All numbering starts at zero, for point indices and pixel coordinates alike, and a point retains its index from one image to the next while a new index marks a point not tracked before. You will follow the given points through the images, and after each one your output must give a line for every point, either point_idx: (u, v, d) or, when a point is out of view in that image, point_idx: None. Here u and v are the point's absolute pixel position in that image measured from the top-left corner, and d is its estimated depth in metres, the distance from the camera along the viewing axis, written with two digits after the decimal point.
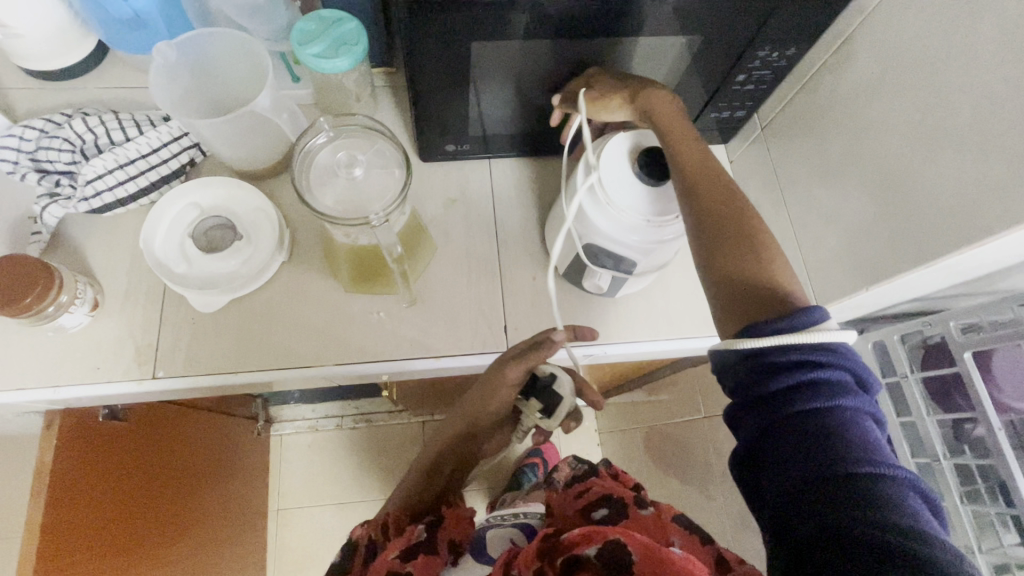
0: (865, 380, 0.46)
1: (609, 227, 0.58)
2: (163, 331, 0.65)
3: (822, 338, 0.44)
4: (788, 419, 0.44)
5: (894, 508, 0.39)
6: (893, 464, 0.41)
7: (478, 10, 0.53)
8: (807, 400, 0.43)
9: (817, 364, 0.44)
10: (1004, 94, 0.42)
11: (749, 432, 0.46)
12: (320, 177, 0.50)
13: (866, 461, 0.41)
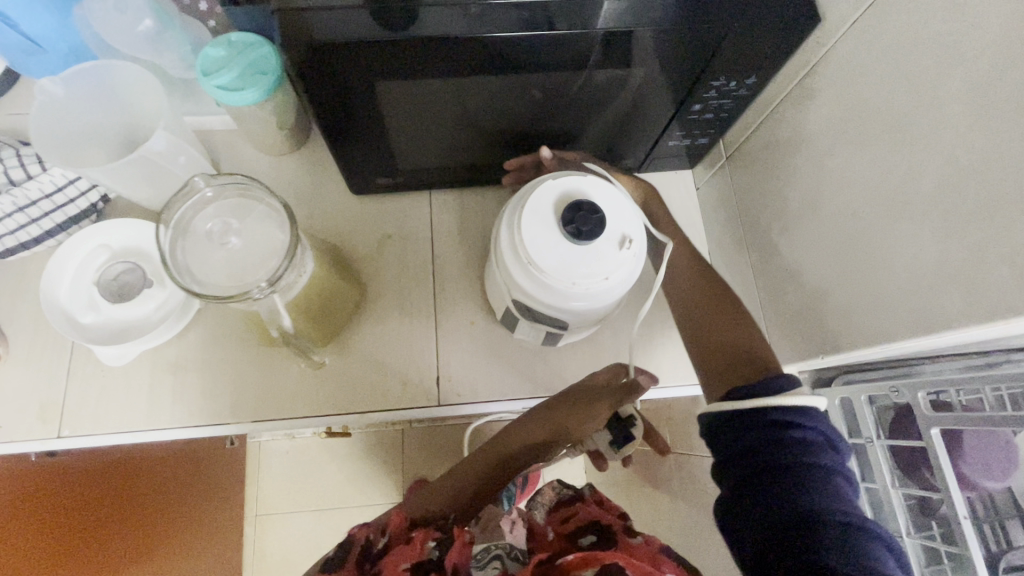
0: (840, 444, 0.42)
1: (534, 288, 0.52)
2: (69, 386, 0.61)
3: (798, 401, 0.42)
4: (758, 480, 0.40)
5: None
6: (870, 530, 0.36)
7: (387, 52, 0.47)
8: (780, 461, 0.40)
9: (791, 423, 0.42)
10: (970, 167, 0.36)
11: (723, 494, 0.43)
12: (198, 247, 0.44)
13: (839, 524, 0.36)
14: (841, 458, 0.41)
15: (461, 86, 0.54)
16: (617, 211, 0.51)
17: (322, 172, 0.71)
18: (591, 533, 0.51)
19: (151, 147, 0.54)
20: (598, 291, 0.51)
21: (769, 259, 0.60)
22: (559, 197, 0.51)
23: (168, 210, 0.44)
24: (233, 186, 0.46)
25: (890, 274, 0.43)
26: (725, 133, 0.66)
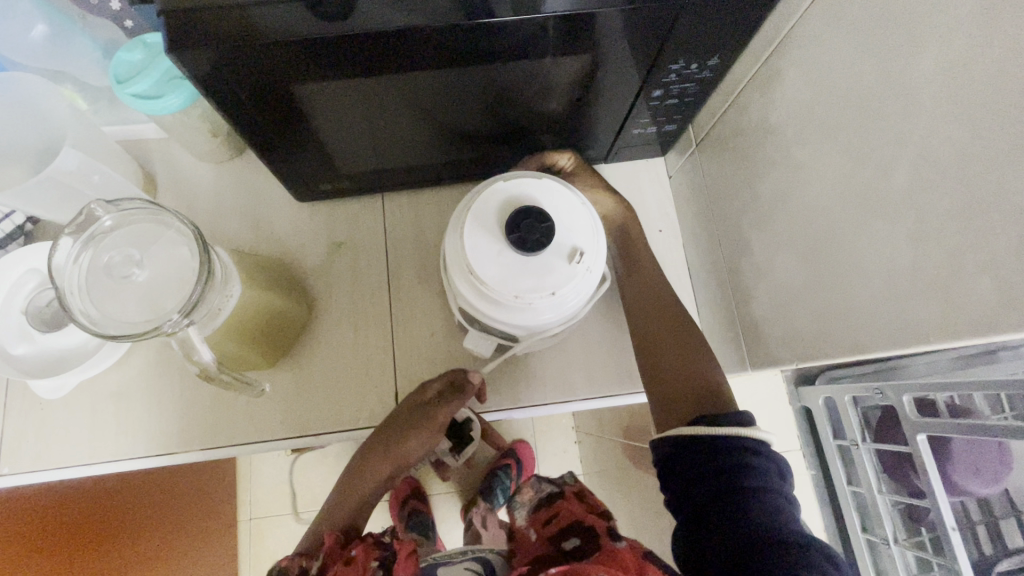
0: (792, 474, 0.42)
1: (479, 300, 0.47)
2: (7, 422, 0.58)
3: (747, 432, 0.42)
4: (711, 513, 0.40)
5: None
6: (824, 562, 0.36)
7: (293, 52, 0.41)
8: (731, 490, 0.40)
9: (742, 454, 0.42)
10: (946, 161, 0.31)
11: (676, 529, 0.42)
12: (102, 278, 0.40)
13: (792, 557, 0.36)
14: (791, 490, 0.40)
15: (396, 86, 0.49)
16: (568, 218, 0.46)
17: (266, 178, 0.67)
18: (577, 536, 0.51)
19: (60, 166, 0.50)
20: (546, 307, 0.46)
21: (740, 255, 0.56)
22: (505, 199, 0.46)
23: (73, 237, 0.41)
24: (142, 211, 0.42)
25: (863, 279, 0.39)
26: (693, 118, 0.61)
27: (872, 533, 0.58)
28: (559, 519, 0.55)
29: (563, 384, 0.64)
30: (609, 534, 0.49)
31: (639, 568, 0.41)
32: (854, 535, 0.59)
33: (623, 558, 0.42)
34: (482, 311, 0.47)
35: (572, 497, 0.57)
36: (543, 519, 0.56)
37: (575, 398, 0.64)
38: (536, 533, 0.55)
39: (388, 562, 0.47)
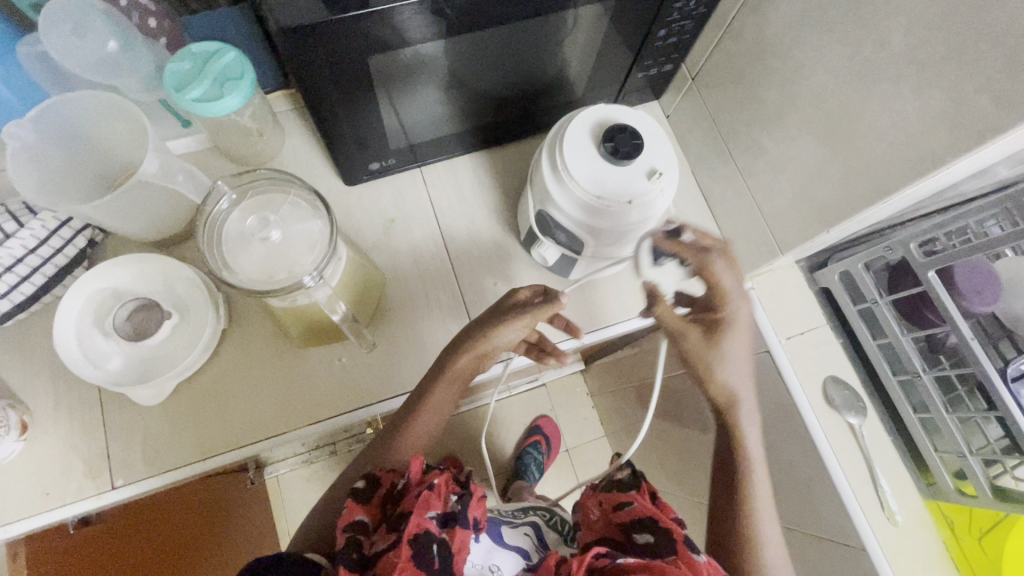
0: None
1: (570, 206, 0.55)
2: (110, 437, 0.59)
3: None
4: None
5: None
6: None
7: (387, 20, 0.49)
8: None
9: None
10: (933, 18, 0.41)
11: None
12: (238, 249, 0.45)
13: None
14: None
15: (435, 48, 0.56)
16: (654, 141, 0.55)
17: (309, 170, 0.71)
18: (649, 532, 0.51)
19: (145, 171, 0.53)
20: (621, 214, 0.54)
21: (755, 160, 0.65)
22: (597, 120, 0.55)
23: (201, 219, 0.45)
24: (258, 183, 0.47)
25: (877, 136, 0.48)
26: (686, 56, 0.71)
27: (903, 375, 0.68)
28: (632, 510, 0.54)
29: (620, 306, 0.72)
30: (685, 542, 0.48)
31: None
32: (888, 381, 0.69)
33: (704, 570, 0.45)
34: (570, 216, 0.56)
35: (647, 494, 0.55)
36: (614, 501, 0.56)
37: (632, 317, 0.72)
38: (603, 518, 0.57)
39: (466, 500, 0.49)
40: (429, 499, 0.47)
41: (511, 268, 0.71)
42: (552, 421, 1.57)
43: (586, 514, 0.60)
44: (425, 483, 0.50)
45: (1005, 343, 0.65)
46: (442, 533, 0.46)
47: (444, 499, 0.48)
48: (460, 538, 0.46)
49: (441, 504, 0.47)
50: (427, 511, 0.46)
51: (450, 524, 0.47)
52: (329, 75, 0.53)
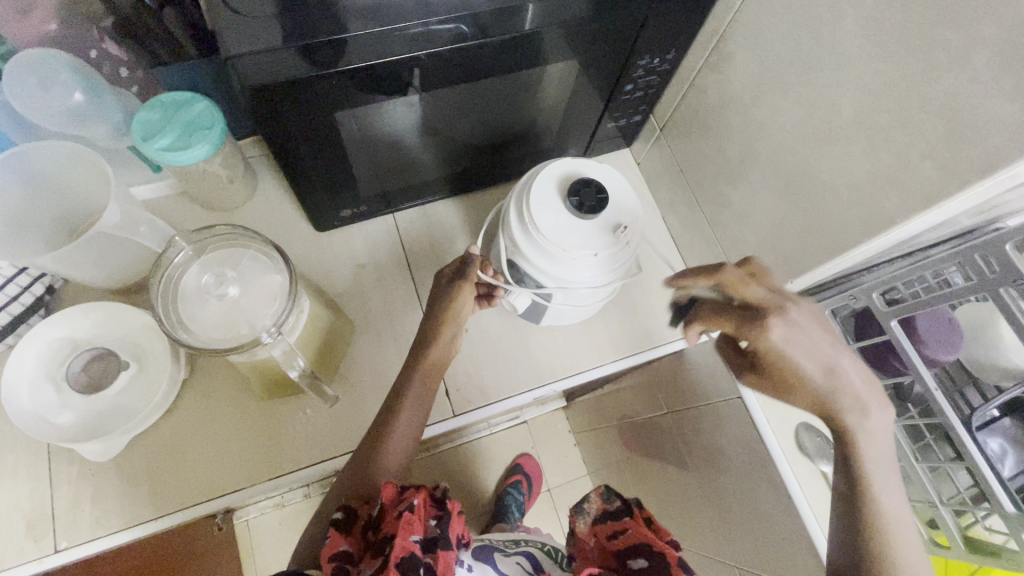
0: None
1: (538, 258, 0.55)
2: (57, 495, 0.57)
3: None
4: None
5: None
6: None
7: (352, 78, 0.50)
8: None
9: None
10: (878, 87, 0.42)
11: None
12: (195, 305, 0.44)
13: None
14: None
15: (404, 103, 0.57)
16: (619, 194, 0.56)
17: (280, 215, 0.71)
18: (642, 556, 0.50)
19: (106, 222, 0.52)
20: (588, 265, 0.55)
21: (722, 209, 0.66)
22: (563, 173, 0.56)
23: (156, 277, 0.44)
24: (217, 238, 0.46)
25: (833, 193, 0.49)
26: (654, 108, 0.73)
27: (873, 422, 0.68)
28: (626, 536, 0.53)
29: (593, 352, 0.71)
30: (680, 566, 0.47)
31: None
32: (859, 428, 0.69)
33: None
34: (538, 268, 0.56)
35: (641, 519, 0.54)
36: (607, 532, 0.55)
37: (605, 363, 0.72)
38: (598, 546, 0.55)
39: (445, 523, 0.46)
40: (412, 521, 0.44)
41: (482, 313, 0.71)
42: (533, 460, 1.54)
43: (585, 542, 0.57)
44: (403, 501, 0.46)
45: (971, 390, 0.64)
46: (426, 557, 0.43)
47: (424, 524, 0.45)
48: (444, 560, 0.44)
49: (423, 529, 0.45)
50: (410, 535, 0.43)
51: (435, 548, 0.44)
52: (300, 131, 0.54)
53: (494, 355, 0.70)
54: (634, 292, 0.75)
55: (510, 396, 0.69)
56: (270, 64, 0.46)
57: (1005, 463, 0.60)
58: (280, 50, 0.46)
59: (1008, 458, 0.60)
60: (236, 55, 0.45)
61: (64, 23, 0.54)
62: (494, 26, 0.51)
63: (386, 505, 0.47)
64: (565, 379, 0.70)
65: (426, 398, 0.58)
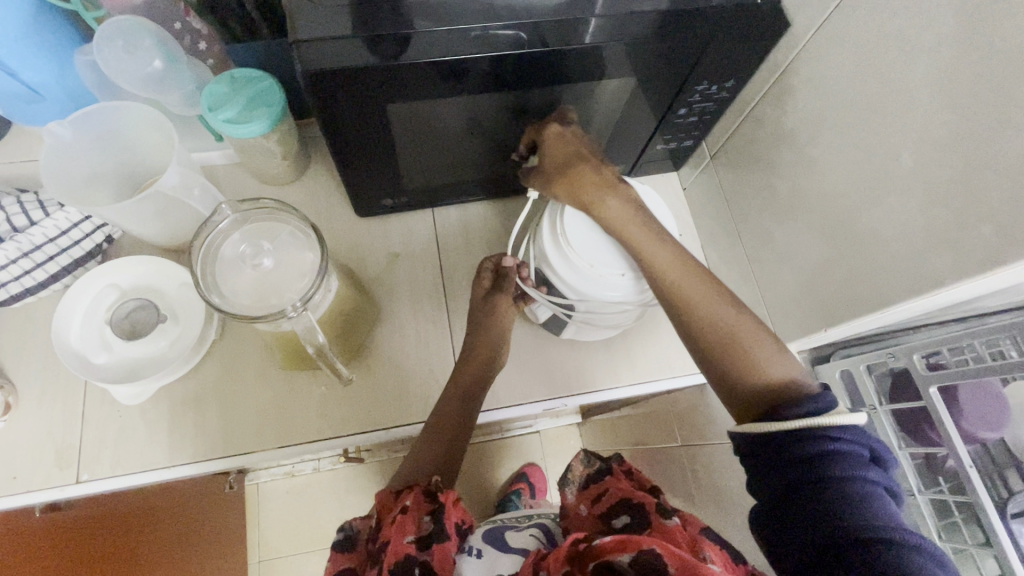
0: (880, 459, 0.43)
1: (567, 270, 0.55)
2: (86, 430, 0.60)
3: (841, 421, 0.43)
4: (803, 470, 0.42)
5: (865, 503, 0.40)
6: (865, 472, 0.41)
7: (407, 75, 0.52)
8: (824, 462, 0.42)
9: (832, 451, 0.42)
10: (942, 139, 0.40)
11: (774, 514, 0.43)
12: (230, 273, 0.46)
13: (856, 473, 0.41)
14: (882, 474, 0.42)
15: (459, 103, 0.58)
16: (655, 218, 0.56)
17: (326, 197, 0.73)
18: (625, 513, 0.53)
19: (164, 182, 0.56)
20: (615, 284, 0.55)
21: (763, 246, 0.64)
22: (601, 192, 0.57)
23: (198, 239, 0.46)
24: (261, 212, 0.48)
25: (882, 244, 0.47)
26: (707, 135, 0.71)
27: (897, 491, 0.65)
28: (608, 497, 0.56)
29: (609, 372, 0.70)
30: (658, 512, 0.50)
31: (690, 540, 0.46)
32: None
33: (675, 533, 0.47)
34: (565, 280, 0.56)
35: (623, 476, 0.57)
36: (593, 496, 0.57)
37: (620, 386, 0.70)
38: (587, 509, 0.57)
39: (439, 517, 0.49)
40: (403, 524, 0.48)
41: None
42: (540, 472, 1.51)
43: (573, 510, 0.58)
44: (398, 504, 0.50)
45: (1014, 473, 0.57)
46: (423, 553, 0.46)
47: (416, 522, 0.48)
48: (440, 551, 0.46)
49: (416, 528, 0.48)
50: (404, 537, 0.47)
51: (430, 543, 0.47)
52: (351, 120, 0.56)
53: (509, 360, 0.69)
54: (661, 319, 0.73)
55: (522, 404, 0.69)
56: (338, 52, 0.49)
57: None
58: (347, 37, 0.49)
59: None
60: (305, 38, 0.48)
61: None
62: (555, 35, 0.52)
63: (383, 513, 0.50)
64: (578, 396, 0.69)
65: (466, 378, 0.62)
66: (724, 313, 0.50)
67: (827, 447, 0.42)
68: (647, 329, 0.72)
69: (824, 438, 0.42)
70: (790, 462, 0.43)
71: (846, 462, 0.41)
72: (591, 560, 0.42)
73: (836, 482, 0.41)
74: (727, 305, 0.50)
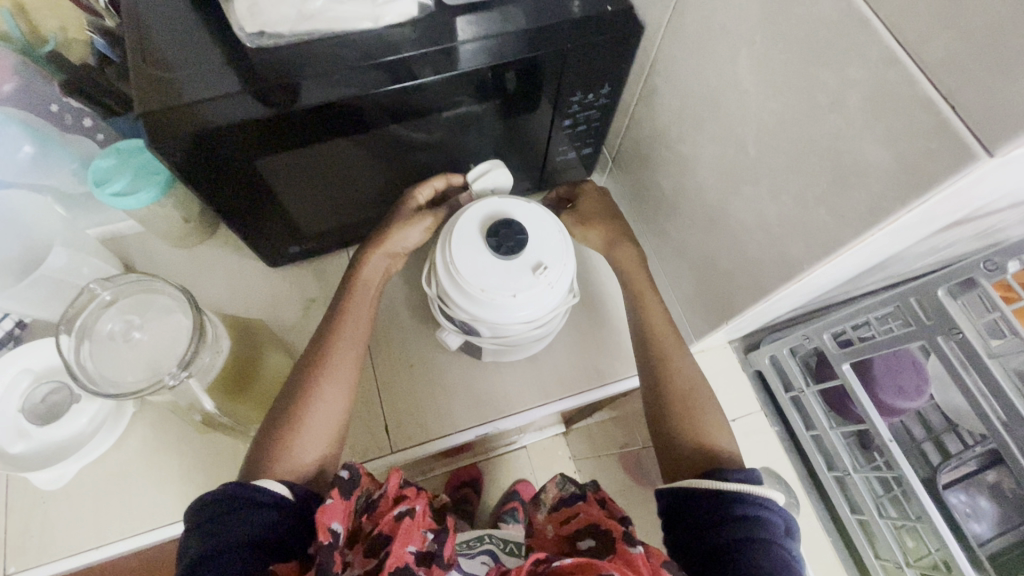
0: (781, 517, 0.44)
1: (463, 299, 0.55)
2: (10, 521, 0.60)
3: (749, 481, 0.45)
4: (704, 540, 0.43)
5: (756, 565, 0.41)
6: (757, 534, 0.42)
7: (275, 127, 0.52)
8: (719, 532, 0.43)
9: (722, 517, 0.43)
10: (773, 127, 0.40)
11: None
12: (105, 352, 0.46)
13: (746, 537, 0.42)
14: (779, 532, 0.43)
15: (342, 146, 0.58)
16: (543, 235, 0.56)
17: (237, 252, 0.73)
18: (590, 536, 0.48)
19: (52, 265, 0.56)
20: (511, 306, 0.54)
21: (666, 244, 0.64)
22: (487, 213, 0.56)
23: (67, 323, 0.46)
24: (132, 285, 0.49)
25: (750, 234, 0.46)
26: (603, 141, 0.71)
27: (836, 470, 0.64)
28: (575, 517, 0.51)
29: (539, 389, 0.69)
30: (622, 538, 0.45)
31: (653, 570, 0.41)
32: (822, 476, 0.65)
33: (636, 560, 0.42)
34: (463, 309, 0.56)
35: (594, 500, 0.51)
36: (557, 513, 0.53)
37: (551, 401, 0.69)
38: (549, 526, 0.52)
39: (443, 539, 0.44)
40: (411, 531, 0.43)
41: (427, 350, 0.71)
42: (530, 486, 1.50)
43: (537, 527, 0.54)
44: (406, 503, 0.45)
45: (951, 438, 0.58)
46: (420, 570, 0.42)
47: (422, 533, 0.44)
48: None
49: (420, 541, 0.43)
50: (408, 544, 0.42)
51: (430, 561, 0.42)
52: (232, 180, 0.55)
53: (436, 391, 0.69)
54: (585, 328, 0.72)
55: (451, 433, 0.67)
56: (224, 108, 0.50)
57: (978, 523, 0.54)
58: (236, 94, 0.50)
59: (989, 517, 0.54)
60: (196, 100, 0.49)
61: (24, 82, 0.59)
62: (426, 67, 0.52)
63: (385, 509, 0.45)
64: (509, 417, 0.69)
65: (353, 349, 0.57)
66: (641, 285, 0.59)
67: (714, 515, 0.44)
68: (572, 341, 0.71)
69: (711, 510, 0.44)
70: (691, 535, 0.44)
71: (735, 526, 0.42)
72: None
73: (755, 544, 0.42)
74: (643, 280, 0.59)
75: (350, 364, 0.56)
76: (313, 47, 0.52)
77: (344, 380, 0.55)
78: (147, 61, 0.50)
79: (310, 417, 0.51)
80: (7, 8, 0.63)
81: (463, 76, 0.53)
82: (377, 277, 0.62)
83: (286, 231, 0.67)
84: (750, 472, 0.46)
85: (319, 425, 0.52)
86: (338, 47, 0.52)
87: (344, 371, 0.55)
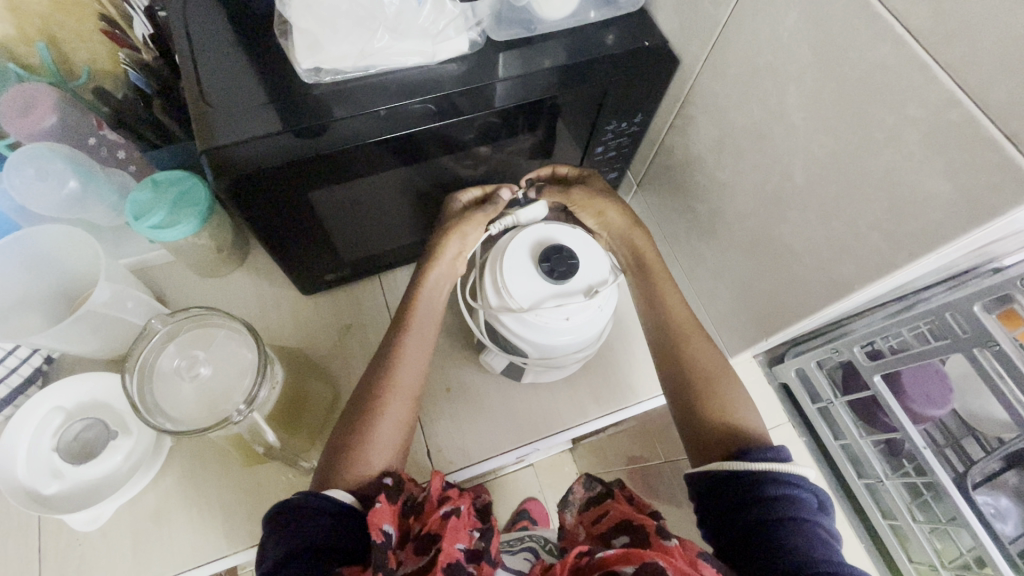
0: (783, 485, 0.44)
1: (515, 323, 0.56)
2: (45, 564, 0.59)
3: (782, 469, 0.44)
4: (714, 521, 0.46)
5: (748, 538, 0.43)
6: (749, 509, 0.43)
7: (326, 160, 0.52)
8: (718, 511, 0.46)
9: (721, 497, 0.46)
10: (824, 158, 0.43)
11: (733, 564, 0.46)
12: (169, 388, 0.47)
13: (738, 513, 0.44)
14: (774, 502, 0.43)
15: (386, 177, 0.59)
16: (590, 259, 0.58)
17: (270, 280, 0.73)
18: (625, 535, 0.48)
19: (96, 299, 0.55)
20: (562, 329, 0.56)
21: (698, 264, 0.66)
22: (535, 240, 0.58)
23: (131, 359, 0.46)
24: (190, 320, 0.49)
25: (795, 256, 0.49)
26: (630, 166, 0.74)
27: (867, 478, 0.67)
28: (608, 518, 0.50)
29: (576, 409, 0.70)
30: (657, 532, 0.44)
31: (691, 561, 0.40)
32: (853, 484, 0.67)
33: (673, 551, 0.41)
34: (514, 332, 0.57)
35: (623, 498, 0.52)
36: (593, 517, 0.53)
37: (589, 420, 0.71)
38: (587, 532, 0.52)
39: (489, 537, 0.43)
40: (457, 528, 0.41)
41: (465, 374, 0.71)
42: (539, 505, 1.50)
43: (575, 532, 0.54)
44: (449, 503, 0.44)
45: (972, 443, 0.61)
46: (469, 566, 0.40)
47: (469, 532, 0.42)
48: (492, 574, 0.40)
49: (467, 537, 0.42)
50: (456, 542, 0.41)
51: (480, 559, 0.41)
52: (281, 213, 0.56)
53: (477, 415, 0.69)
54: (617, 347, 0.74)
55: (492, 456, 0.68)
56: (269, 146, 0.50)
57: (1005, 524, 0.56)
58: (278, 133, 0.50)
59: (1012, 515, 0.56)
60: (234, 143, 0.49)
61: (61, 115, 0.60)
62: (469, 103, 0.54)
63: (431, 507, 0.44)
64: (549, 437, 0.70)
65: (416, 366, 0.57)
66: (678, 304, 0.60)
67: (716, 497, 0.46)
68: (605, 360, 0.73)
69: (712, 491, 0.47)
70: (707, 513, 0.47)
71: (729, 505, 0.45)
72: (594, 570, 0.41)
73: (788, 525, 0.42)
74: (679, 302, 0.60)
75: (412, 386, 0.56)
76: (363, 85, 0.54)
77: (405, 398, 0.55)
78: (196, 99, 0.51)
79: (377, 427, 0.52)
80: (41, 41, 0.61)
81: (501, 111, 0.55)
82: (431, 289, 0.62)
83: (323, 259, 0.67)
84: (773, 450, 0.47)
85: (382, 438, 0.52)
86: (388, 83, 0.54)
87: (399, 388, 0.55)
